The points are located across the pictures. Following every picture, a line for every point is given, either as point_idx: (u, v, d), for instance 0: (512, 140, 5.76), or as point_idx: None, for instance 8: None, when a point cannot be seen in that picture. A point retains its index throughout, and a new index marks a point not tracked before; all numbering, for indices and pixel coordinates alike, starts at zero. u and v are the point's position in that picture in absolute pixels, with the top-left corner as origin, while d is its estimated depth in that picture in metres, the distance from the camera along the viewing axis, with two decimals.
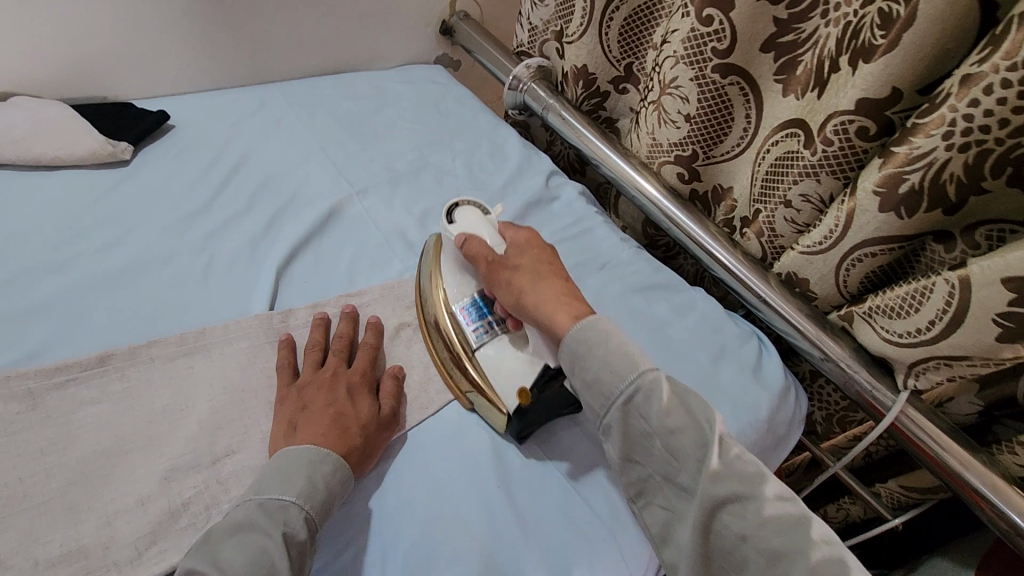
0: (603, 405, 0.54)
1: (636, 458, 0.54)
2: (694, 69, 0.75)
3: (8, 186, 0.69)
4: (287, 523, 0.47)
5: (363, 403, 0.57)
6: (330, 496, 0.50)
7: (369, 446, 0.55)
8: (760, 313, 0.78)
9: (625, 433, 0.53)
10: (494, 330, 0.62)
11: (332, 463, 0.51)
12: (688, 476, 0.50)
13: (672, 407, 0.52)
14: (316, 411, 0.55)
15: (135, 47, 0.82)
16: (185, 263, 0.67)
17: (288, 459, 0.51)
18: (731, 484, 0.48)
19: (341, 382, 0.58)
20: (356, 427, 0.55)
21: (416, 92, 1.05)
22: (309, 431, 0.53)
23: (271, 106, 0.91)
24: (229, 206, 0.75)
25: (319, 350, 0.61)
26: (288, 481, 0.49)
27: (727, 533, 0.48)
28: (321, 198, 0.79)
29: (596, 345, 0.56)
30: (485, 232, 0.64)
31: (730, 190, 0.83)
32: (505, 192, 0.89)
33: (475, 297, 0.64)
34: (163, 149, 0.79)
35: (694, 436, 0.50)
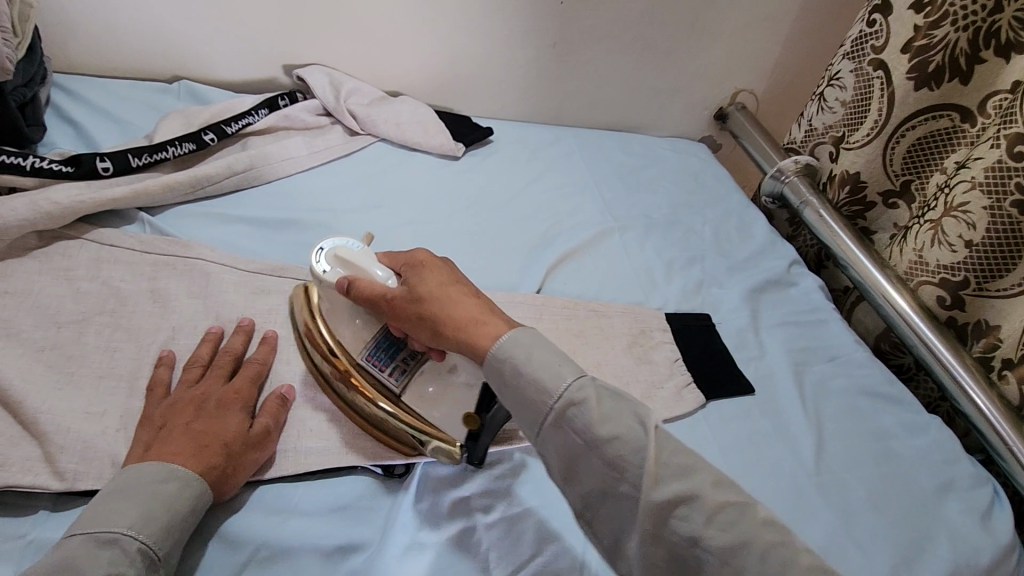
0: (534, 424, 0.48)
1: (574, 475, 0.47)
2: (991, 199, 0.75)
3: (383, 155, 0.94)
4: (114, 560, 0.43)
5: (230, 421, 0.54)
6: (174, 519, 0.47)
7: (231, 466, 0.52)
8: (1005, 464, 0.72)
9: (563, 453, 0.47)
10: (409, 368, 0.58)
11: (179, 481, 0.48)
12: (630, 487, 0.45)
13: (605, 412, 0.47)
14: (173, 432, 0.51)
15: (485, 77, 1.06)
16: (483, 241, 0.84)
17: (131, 475, 0.48)
18: (676, 488, 0.44)
19: (201, 398, 0.55)
20: (199, 448, 0.51)
21: (680, 161, 1.17)
22: (165, 449, 0.50)
23: (562, 143, 1.09)
24: (520, 209, 0.92)
25: (200, 367, 0.58)
26: (119, 509, 0.46)
27: (675, 538, 0.43)
28: (589, 223, 0.93)
29: (590, 396, 0.48)
30: (372, 268, 0.57)
31: (997, 328, 0.79)
32: (746, 266, 0.95)
33: (377, 335, 0.58)
34: (482, 156, 1.00)
35: (629, 443, 0.45)
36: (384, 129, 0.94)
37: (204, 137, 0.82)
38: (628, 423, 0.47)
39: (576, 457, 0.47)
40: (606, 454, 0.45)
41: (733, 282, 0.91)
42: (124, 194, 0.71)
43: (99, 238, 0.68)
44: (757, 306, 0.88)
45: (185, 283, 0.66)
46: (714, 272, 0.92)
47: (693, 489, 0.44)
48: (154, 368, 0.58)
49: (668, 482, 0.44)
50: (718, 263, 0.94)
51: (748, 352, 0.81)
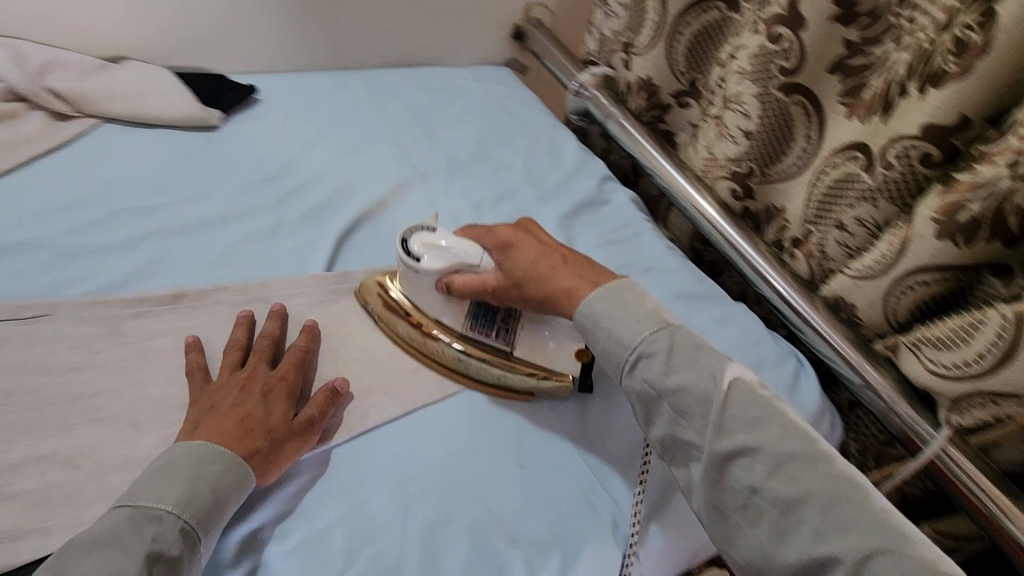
0: (616, 373, 0.57)
1: (651, 420, 0.55)
2: (760, 85, 0.77)
3: (113, 138, 0.76)
4: (156, 538, 0.43)
5: (277, 409, 0.52)
6: (216, 503, 0.46)
7: (275, 452, 0.51)
8: (803, 336, 0.77)
9: (641, 401, 0.56)
10: (512, 326, 0.64)
11: (223, 462, 0.47)
12: (694, 433, 0.52)
13: (674, 362, 0.54)
14: (220, 412, 0.51)
15: (232, 24, 0.90)
16: (257, 220, 0.72)
17: (178, 456, 0.47)
18: (739, 438, 0.50)
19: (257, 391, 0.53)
20: (247, 423, 0.50)
21: (484, 90, 1.09)
22: (207, 430, 0.49)
23: (347, 90, 0.97)
24: (302, 175, 0.80)
25: (239, 351, 0.57)
26: (169, 483, 0.45)
27: (737, 485, 0.50)
28: (385, 176, 0.84)
29: (601, 312, 0.58)
30: (460, 258, 0.61)
31: (783, 211, 0.82)
32: (558, 191, 0.92)
33: (472, 308, 0.64)
34: (248, 120, 0.85)
35: (698, 397, 0.52)
36: (108, 106, 0.77)
37: None
38: (697, 378, 0.53)
39: (646, 403, 0.55)
40: (674, 402, 0.53)
41: (545, 213, 0.87)
42: None
43: None
44: (572, 232, 0.86)
45: None
46: (526, 205, 0.88)
47: (758, 442, 0.50)
48: (184, 355, 0.56)
49: (731, 433, 0.51)
50: (530, 194, 0.89)
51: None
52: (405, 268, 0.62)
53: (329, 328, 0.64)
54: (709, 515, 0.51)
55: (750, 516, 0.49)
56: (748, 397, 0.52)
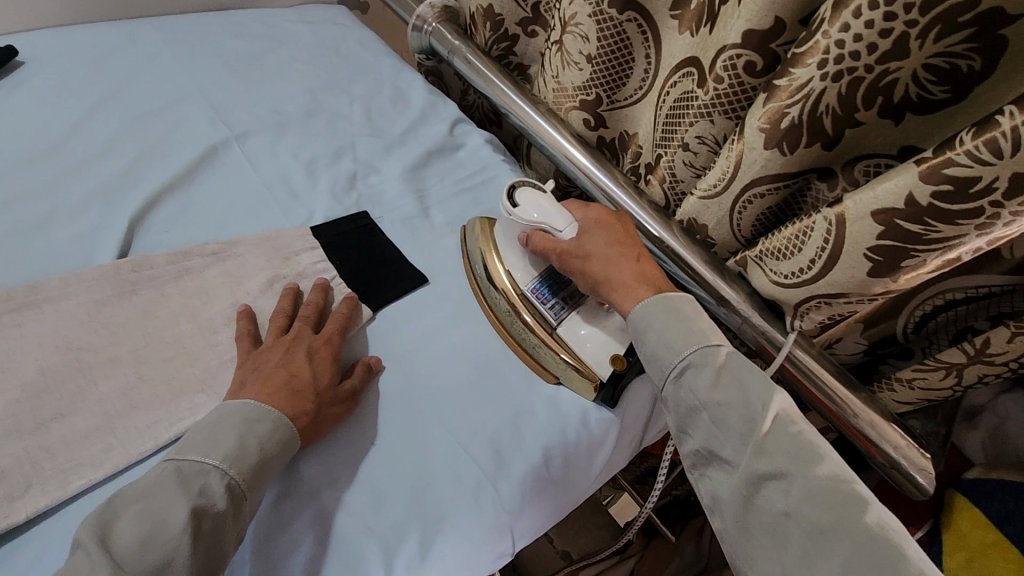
0: (660, 379, 0.55)
1: (687, 431, 0.53)
2: (592, 5, 0.71)
3: None
4: (201, 492, 0.44)
5: (322, 369, 0.54)
6: (262, 462, 0.47)
7: (320, 417, 0.52)
8: (664, 264, 0.76)
9: (679, 409, 0.53)
10: (569, 304, 0.63)
11: (271, 422, 0.49)
12: (732, 450, 0.50)
13: (722, 377, 0.51)
14: (267, 372, 0.52)
15: None
16: (25, 210, 0.60)
17: (227, 414, 0.48)
18: (776, 461, 0.48)
19: (318, 356, 0.55)
20: (301, 388, 0.52)
21: (315, 32, 0.97)
22: (256, 389, 0.51)
23: (141, 42, 0.82)
24: (84, 149, 0.67)
25: (285, 317, 0.58)
26: (217, 441, 0.46)
27: (768, 506, 0.47)
28: (193, 140, 0.72)
29: (654, 316, 0.56)
30: (552, 220, 0.61)
31: (635, 136, 0.82)
32: (405, 139, 0.84)
33: (541, 277, 0.64)
34: (4, 88, 0.70)
35: (739, 411, 0.50)
36: None
37: None
38: (748, 394, 0.51)
39: (686, 414, 0.53)
40: (716, 415, 0.50)
41: (391, 164, 0.80)
42: None
43: None
44: (423, 182, 0.80)
45: None
46: (369, 158, 0.80)
47: (795, 467, 0.47)
48: (234, 322, 0.57)
49: (770, 456, 0.48)
50: (373, 145, 0.81)
51: (418, 237, 0.72)
52: (505, 214, 0.63)
53: (126, 326, 0.54)
54: (736, 533, 0.49)
55: (773, 538, 0.47)
56: (793, 427, 0.49)
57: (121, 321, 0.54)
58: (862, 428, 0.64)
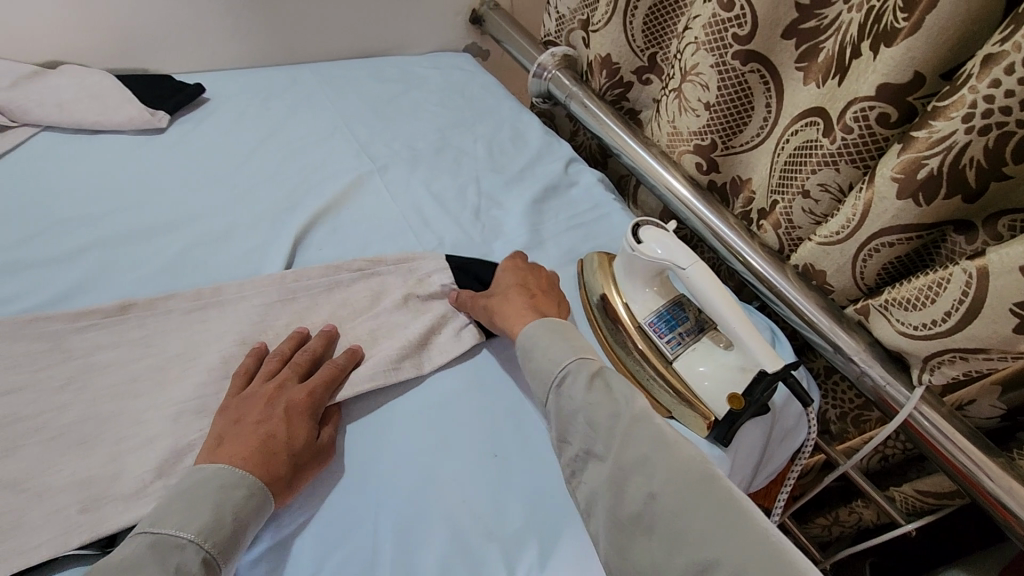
0: (544, 390, 0.57)
1: (567, 438, 0.53)
2: (716, 56, 0.75)
3: (53, 148, 0.73)
4: (180, 566, 0.42)
5: (301, 429, 0.52)
6: (239, 530, 0.45)
7: (294, 478, 0.50)
8: (776, 307, 0.76)
9: (560, 417, 0.54)
10: (686, 340, 0.65)
11: (246, 488, 0.47)
12: (603, 446, 0.51)
13: (595, 384, 0.54)
14: (244, 429, 0.51)
15: (173, 21, 0.86)
16: (209, 224, 0.70)
17: (202, 478, 0.47)
18: (642, 449, 0.49)
19: (296, 407, 0.53)
20: (275, 448, 0.50)
21: (443, 77, 1.07)
22: (233, 451, 0.49)
23: (301, 84, 0.94)
24: (254, 175, 0.77)
25: (280, 360, 0.57)
26: (193, 511, 0.45)
27: (635, 494, 0.47)
28: (343, 171, 0.81)
29: (547, 334, 0.60)
30: (653, 252, 0.64)
31: (749, 182, 0.82)
32: (523, 176, 0.90)
33: (661, 310, 0.67)
34: (196, 121, 0.82)
35: (607, 409, 0.52)
36: (45, 114, 0.73)
37: None
38: (615, 399, 0.53)
39: (565, 422, 0.54)
40: (590, 416, 0.52)
41: (513, 199, 0.86)
42: None
43: None
44: (541, 216, 0.85)
45: None
46: (492, 192, 0.86)
47: (660, 454, 0.48)
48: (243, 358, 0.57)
49: (636, 445, 0.49)
50: (495, 180, 0.88)
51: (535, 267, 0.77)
52: (630, 251, 0.67)
53: (287, 330, 0.62)
54: (608, 531, 0.47)
55: (638, 526, 0.46)
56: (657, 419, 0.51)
57: (283, 325, 0.62)
58: (1004, 500, 0.59)
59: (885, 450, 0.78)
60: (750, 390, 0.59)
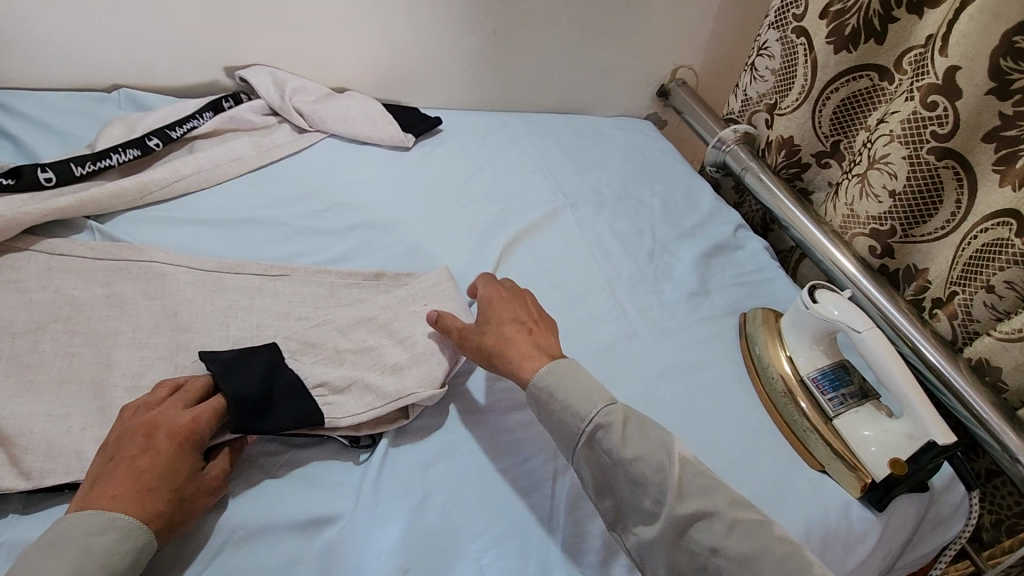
0: (569, 444, 0.56)
1: (604, 490, 0.55)
2: (909, 149, 0.80)
3: (335, 151, 0.94)
4: None
5: (183, 463, 0.50)
6: (108, 569, 0.44)
7: (181, 512, 0.49)
8: (942, 396, 0.76)
9: (595, 469, 0.55)
10: (848, 402, 0.69)
11: (116, 530, 0.46)
12: (652, 500, 0.52)
13: (633, 434, 0.55)
14: (118, 468, 0.49)
15: (429, 67, 1.08)
16: (439, 226, 0.86)
17: (65, 527, 0.45)
18: (697, 503, 0.52)
19: (164, 447, 0.50)
20: (145, 485, 0.48)
21: (628, 138, 1.20)
22: (107, 490, 0.48)
23: (512, 128, 1.12)
24: (472, 194, 0.94)
25: (169, 389, 0.56)
26: (53, 559, 0.44)
27: (697, 547, 0.51)
28: (541, 202, 0.96)
29: (557, 383, 0.58)
30: (829, 312, 0.69)
31: (924, 271, 0.84)
32: (694, 232, 0.99)
33: (825, 369, 0.72)
34: (432, 146, 1.02)
35: (653, 462, 0.53)
36: (333, 124, 0.95)
37: (149, 143, 0.82)
38: (654, 445, 0.54)
39: (603, 474, 0.55)
40: (631, 471, 0.53)
41: (684, 250, 0.94)
42: (71, 203, 0.72)
43: (46, 249, 0.68)
44: (709, 269, 0.92)
45: (138, 285, 0.66)
46: (664, 241, 0.96)
47: (715, 506, 0.52)
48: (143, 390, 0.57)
49: (691, 500, 0.52)
50: (669, 232, 0.97)
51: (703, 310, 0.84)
52: (803, 309, 0.72)
53: None
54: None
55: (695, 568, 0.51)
56: (694, 469, 0.54)
57: None
58: None
59: None
60: (914, 457, 0.61)
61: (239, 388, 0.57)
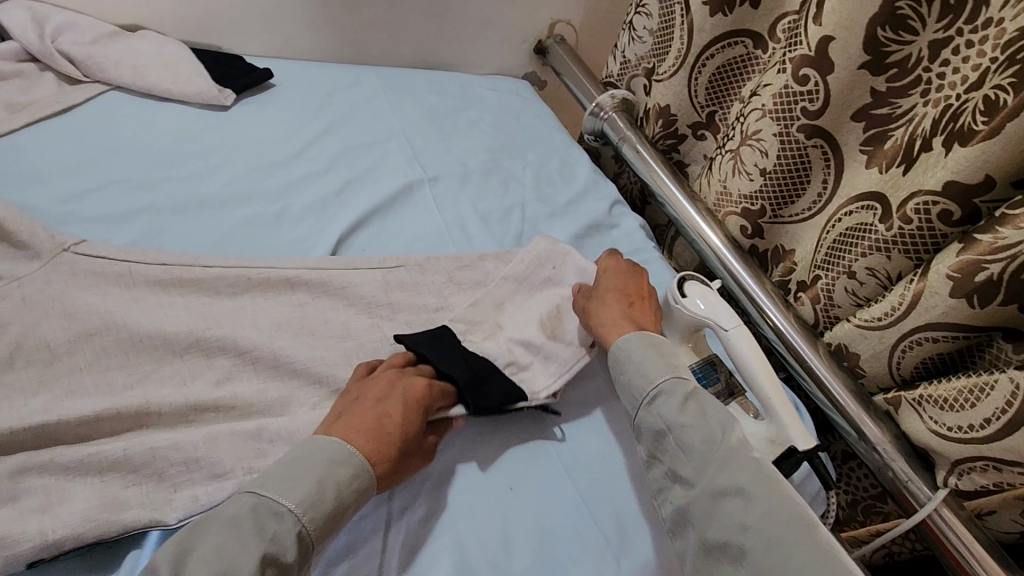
0: (634, 406, 0.59)
1: (658, 457, 0.56)
2: (780, 125, 0.76)
3: (122, 110, 0.74)
4: (274, 539, 0.43)
5: (412, 415, 0.53)
6: (335, 508, 0.46)
7: (399, 465, 0.52)
8: (803, 381, 0.75)
9: (651, 434, 0.57)
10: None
11: (350, 469, 0.48)
12: (692, 469, 0.53)
13: (687, 404, 0.56)
14: (363, 407, 0.52)
15: (255, 7, 0.89)
16: (260, 207, 0.70)
17: (305, 451, 0.48)
18: (736, 477, 0.51)
19: (400, 400, 0.53)
20: (359, 426, 0.51)
21: (501, 100, 1.08)
22: (348, 425, 0.51)
23: (364, 84, 0.95)
24: (308, 165, 0.78)
25: (397, 365, 0.58)
26: (296, 482, 0.46)
27: (727, 523, 0.50)
28: (395, 175, 0.82)
29: (638, 348, 0.61)
30: (694, 304, 0.65)
31: (791, 253, 0.82)
32: (569, 208, 0.91)
33: (694, 365, 0.66)
34: (259, 104, 0.83)
35: (701, 433, 0.54)
36: (116, 73, 0.75)
37: None
38: (709, 425, 0.54)
39: (656, 441, 0.56)
40: (681, 436, 0.54)
41: (556, 230, 0.86)
42: None
43: None
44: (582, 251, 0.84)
45: None
46: (536, 220, 0.86)
47: (748, 484, 0.50)
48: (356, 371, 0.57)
49: (729, 471, 0.51)
50: (540, 209, 0.88)
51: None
52: (671, 302, 0.67)
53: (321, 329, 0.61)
54: (698, 549, 0.51)
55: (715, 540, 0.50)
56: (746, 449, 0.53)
57: (317, 321, 0.62)
58: None
59: (891, 547, 0.76)
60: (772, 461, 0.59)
61: (445, 359, 0.60)
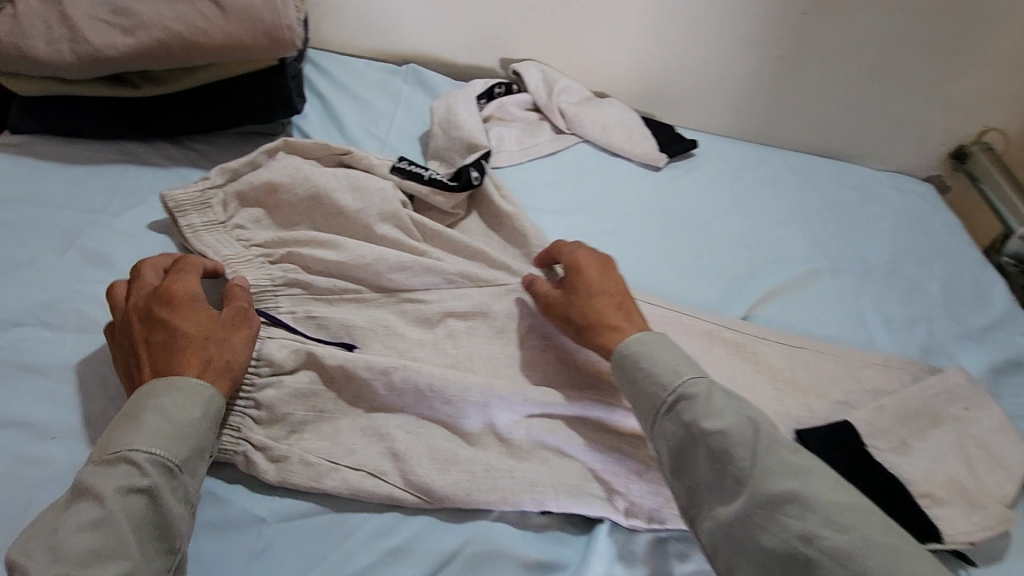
0: (648, 414, 0.52)
1: (679, 468, 0.50)
2: None
3: (588, 159, 0.92)
4: (124, 476, 0.43)
5: (186, 320, 0.51)
6: (183, 429, 0.46)
7: (222, 358, 0.51)
8: None
9: (676, 447, 0.50)
10: None
11: (169, 383, 0.48)
12: (750, 484, 0.46)
13: (738, 418, 0.49)
14: (147, 348, 0.50)
15: (697, 85, 1.01)
16: (686, 266, 0.81)
17: (144, 396, 0.47)
18: (794, 484, 0.45)
19: (136, 324, 0.51)
20: (156, 363, 0.49)
21: (903, 200, 1.02)
22: (152, 369, 0.49)
23: (771, 164, 1.00)
24: (722, 233, 0.86)
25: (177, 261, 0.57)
26: (135, 427, 0.45)
27: (785, 535, 0.44)
28: (800, 261, 0.85)
29: (659, 353, 0.53)
30: None
31: None
32: (983, 337, 0.81)
33: None
34: (685, 170, 0.95)
35: (773, 450, 0.47)
36: (590, 129, 0.92)
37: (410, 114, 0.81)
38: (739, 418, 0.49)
39: (697, 467, 0.49)
40: (714, 446, 0.48)
41: (967, 357, 0.78)
42: None
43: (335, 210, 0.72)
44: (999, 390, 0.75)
45: None
46: (943, 339, 0.80)
47: (859, 500, 0.45)
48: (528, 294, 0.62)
49: (779, 478, 0.45)
50: (949, 329, 0.81)
51: (1010, 439, 0.64)
52: None
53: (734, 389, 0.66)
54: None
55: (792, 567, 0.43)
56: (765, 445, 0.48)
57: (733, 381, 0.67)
58: None
59: None
60: None
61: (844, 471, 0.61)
